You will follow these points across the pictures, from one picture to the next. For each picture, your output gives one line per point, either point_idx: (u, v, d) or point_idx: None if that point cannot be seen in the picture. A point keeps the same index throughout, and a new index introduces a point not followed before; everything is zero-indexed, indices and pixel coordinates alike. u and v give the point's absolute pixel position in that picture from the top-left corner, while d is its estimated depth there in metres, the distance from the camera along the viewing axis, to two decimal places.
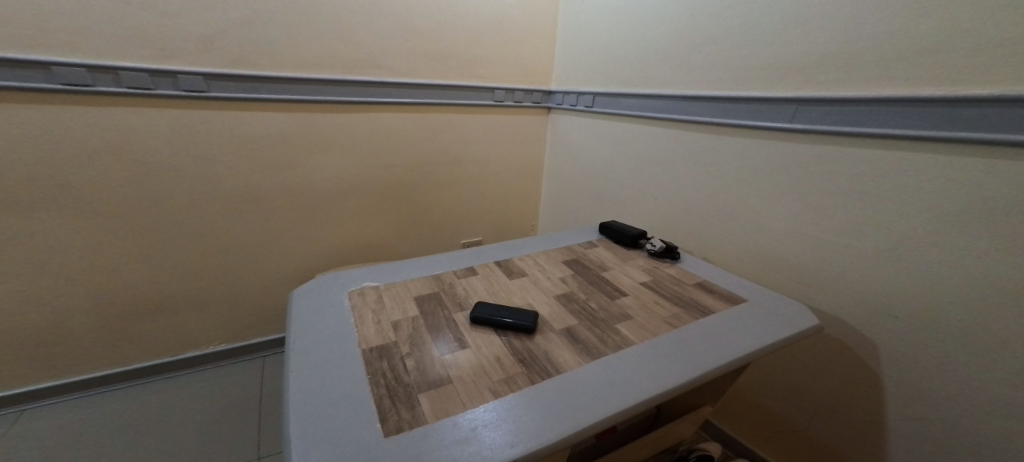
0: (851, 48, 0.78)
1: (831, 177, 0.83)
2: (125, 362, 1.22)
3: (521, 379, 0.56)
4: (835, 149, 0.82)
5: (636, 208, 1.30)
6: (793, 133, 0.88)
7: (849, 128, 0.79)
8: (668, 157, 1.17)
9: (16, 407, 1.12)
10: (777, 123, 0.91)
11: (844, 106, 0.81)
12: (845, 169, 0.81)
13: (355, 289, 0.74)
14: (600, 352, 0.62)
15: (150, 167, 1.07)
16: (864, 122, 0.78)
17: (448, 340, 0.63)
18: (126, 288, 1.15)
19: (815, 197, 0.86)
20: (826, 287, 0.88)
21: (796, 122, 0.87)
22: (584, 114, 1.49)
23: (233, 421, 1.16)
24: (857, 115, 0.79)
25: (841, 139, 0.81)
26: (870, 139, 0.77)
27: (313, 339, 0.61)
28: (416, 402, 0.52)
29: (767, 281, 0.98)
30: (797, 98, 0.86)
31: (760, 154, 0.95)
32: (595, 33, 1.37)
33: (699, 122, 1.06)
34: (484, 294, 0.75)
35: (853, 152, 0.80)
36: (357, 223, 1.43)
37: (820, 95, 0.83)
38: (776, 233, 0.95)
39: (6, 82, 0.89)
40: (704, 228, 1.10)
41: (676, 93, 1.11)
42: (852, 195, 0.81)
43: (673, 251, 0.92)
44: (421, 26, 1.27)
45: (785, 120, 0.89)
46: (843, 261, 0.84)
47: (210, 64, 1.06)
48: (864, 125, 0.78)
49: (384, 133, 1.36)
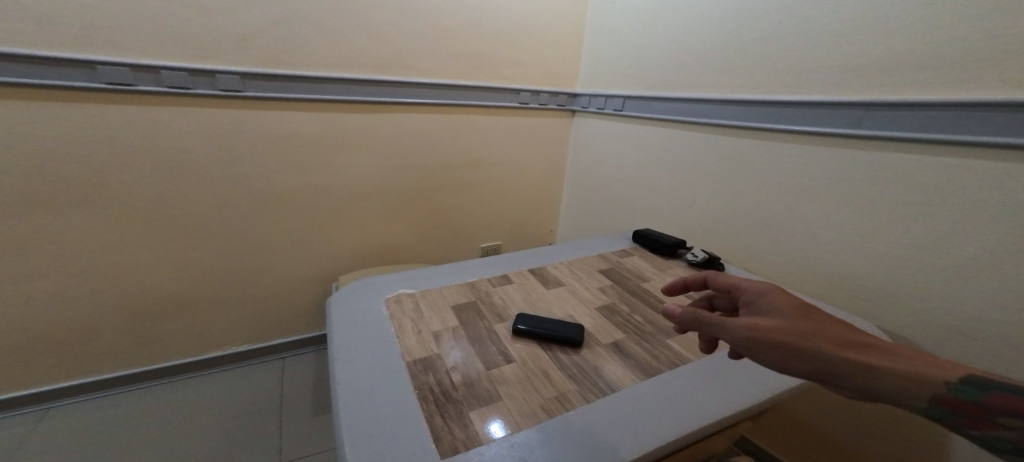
0: (910, 51, 0.74)
1: (893, 187, 0.77)
2: (151, 360, 1.21)
3: (574, 396, 0.54)
4: (901, 157, 0.76)
5: (666, 215, 1.27)
6: (859, 139, 0.81)
7: (924, 134, 0.73)
8: (703, 163, 1.13)
9: (41, 405, 1.11)
10: (837, 128, 0.84)
11: (915, 111, 0.74)
12: (912, 178, 0.75)
13: (391, 296, 0.73)
14: (654, 370, 0.59)
15: (184, 165, 1.07)
16: (932, 127, 0.72)
17: (492, 354, 0.60)
18: (155, 287, 1.15)
19: (871, 209, 0.81)
20: (871, 298, 0.82)
21: (864, 127, 0.80)
22: (611, 117, 1.46)
23: (257, 423, 1.15)
24: (930, 121, 0.72)
25: (906, 145, 0.75)
26: (936, 146, 0.72)
27: (357, 349, 0.59)
28: (468, 420, 0.50)
29: (808, 293, 0.94)
30: (866, 101, 0.79)
31: (807, 162, 0.90)
32: (624, 35, 1.35)
33: (740, 127, 1.02)
34: (523, 304, 0.72)
35: (916, 160, 0.74)
36: (377, 225, 1.42)
37: (892, 98, 0.76)
38: (816, 243, 0.91)
39: (51, 81, 0.90)
40: (739, 237, 1.07)
41: (720, 97, 1.06)
42: (917, 205, 0.75)
43: (717, 261, 0.90)
44: (449, 26, 1.26)
45: (851, 124, 0.82)
46: (898, 274, 0.78)
47: (246, 63, 1.06)
48: (937, 131, 0.72)
49: (408, 134, 1.34)
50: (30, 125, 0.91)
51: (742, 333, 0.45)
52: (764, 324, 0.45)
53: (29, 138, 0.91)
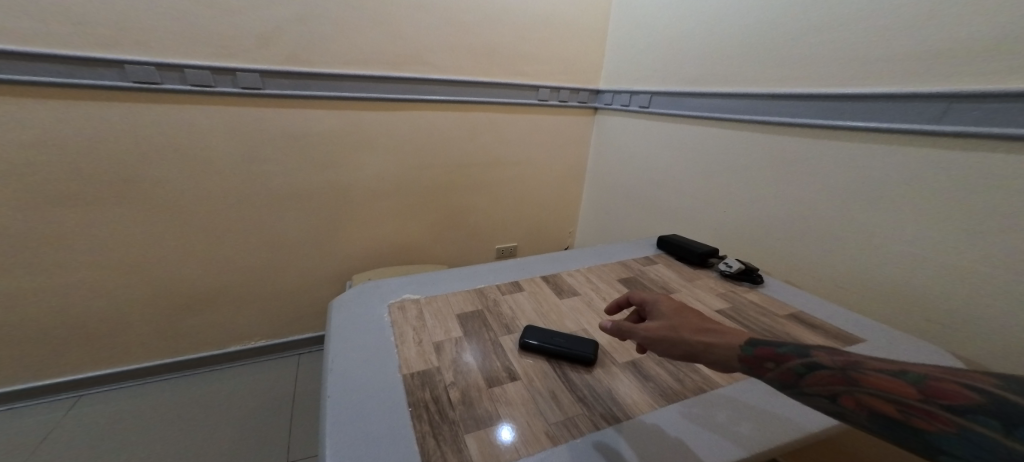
0: (997, 33, 0.63)
1: (978, 194, 0.66)
2: (175, 353, 1.24)
3: (583, 422, 0.48)
4: (983, 156, 0.65)
5: (696, 219, 1.18)
6: (936, 137, 0.70)
7: (1016, 129, 0.62)
8: (740, 164, 1.04)
9: (73, 393, 1.14)
10: (912, 125, 0.72)
11: (1007, 103, 0.63)
12: (1000, 182, 0.64)
13: (395, 301, 0.69)
14: (677, 395, 0.52)
15: (207, 163, 1.08)
16: None
17: (495, 369, 0.55)
18: (177, 282, 1.16)
19: (946, 218, 0.69)
20: (943, 319, 0.72)
21: (946, 123, 0.69)
22: (637, 114, 1.38)
23: (270, 419, 1.14)
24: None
25: (992, 143, 0.64)
26: None
27: (354, 358, 0.56)
28: (463, 445, 0.44)
29: (861, 310, 0.83)
30: (949, 92, 0.67)
31: (862, 165, 0.79)
32: (653, 28, 1.27)
33: (784, 124, 0.92)
34: (533, 315, 0.67)
35: (1008, 160, 0.63)
36: (393, 224, 1.39)
37: (980, 89, 0.64)
38: (871, 255, 0.80)
39: (83, 80, 0.92)
40: (779, 246, 0.97)
41: (763, 91, 0.96)
42: (1006, 213, 0.63)
43: (754, 274, 0.81)
44: (468, 21, 1.22)
45: (928, 121, 0.70)
46: (979, 294, 0.67)
47: (267, 61, 1.06)
48: None
49: (426, 132, 1.32)
50: (63, 122, 0.93)
51: (641, 336, 0.49)
52: (652, 325, 0.49)
53: (61, 135, 0.93)
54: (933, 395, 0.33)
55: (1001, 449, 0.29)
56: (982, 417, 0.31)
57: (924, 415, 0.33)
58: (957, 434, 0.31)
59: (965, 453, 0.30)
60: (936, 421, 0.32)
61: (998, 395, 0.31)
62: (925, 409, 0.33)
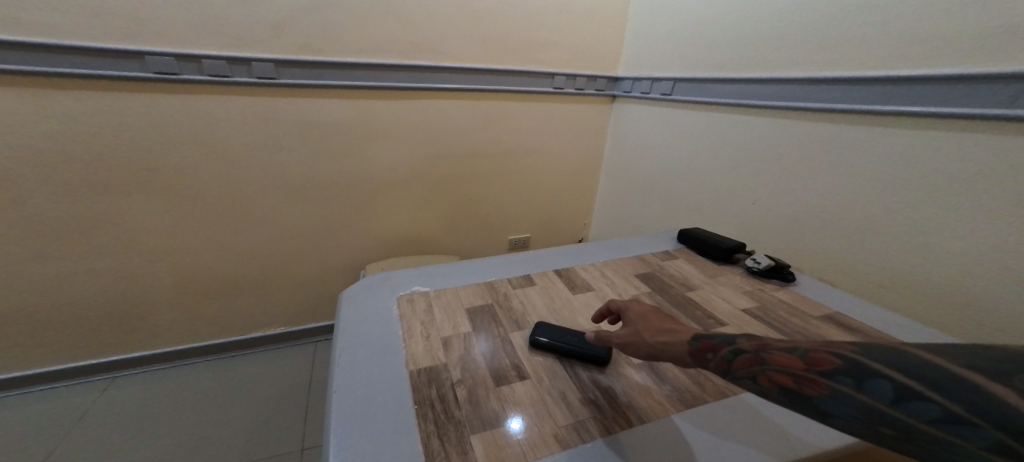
0: None
1: None
2: (199, 339, 1.27)
3: (595, 426, 0.45)
4: None
5: (721, 211, 1.13)
6: (1010, 122, 0.62)
7: None
8: (770, 153, 0.98)
9: (106, 375, 1.19)
10: (981, 109, 0.65)
11: None
12: None
13: (404, 294, 0.68)
14: (697, 400, 0.49)
15: (224, 153, 1.09)
16: None
17: (504, 367, 0.53)
18: (199, 270, 1.19)
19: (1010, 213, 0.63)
20: (997, 322, 0.66)
21: (1021, 107, 0.61)
22: (659, 102, 1.32)
23: (287, 405, 1.16)
24: None
25: None
26: None
27: (361, 351, 0.54)
28: (468, 446, 0.43)
29: (902, 310, 0.78)
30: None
31: (910, 154, 0.73)
32: (677, 11, 1.21)
33: (821, 111, 0.86)
34: (545, 311, 0.65)
35: None
36: (408, 215, 1.39)
37: None
38: (914, 252, 0.74)
39: (105, 71, 0.93)
40: (811, 241, 0.92)
41: (799, 76, 0.89)
42: None
43: (783, 271, 0.76)
44: (482, 7, 1.18)
45: (1003, 104, 0.63)
46: None
47: (281, 50, 1.05)
48: None
49: (441, 122, 1.29)
50: (87, 114, 0.95)
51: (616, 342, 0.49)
52: (621, 331, 0.50)
53: (86, 126, 0.95)
54: (815, 363, 0.32)
55: (858, 406, 0.29)
56: (843, 377, 0.31)
57: (806, 381, 0.32)
58: (831, 396, 0.30)
59: (840, 415, 0.30)
60: (815, 386, 0.31)
61: (856, 354, 0.31)
62: (807, 376, 0.32)
